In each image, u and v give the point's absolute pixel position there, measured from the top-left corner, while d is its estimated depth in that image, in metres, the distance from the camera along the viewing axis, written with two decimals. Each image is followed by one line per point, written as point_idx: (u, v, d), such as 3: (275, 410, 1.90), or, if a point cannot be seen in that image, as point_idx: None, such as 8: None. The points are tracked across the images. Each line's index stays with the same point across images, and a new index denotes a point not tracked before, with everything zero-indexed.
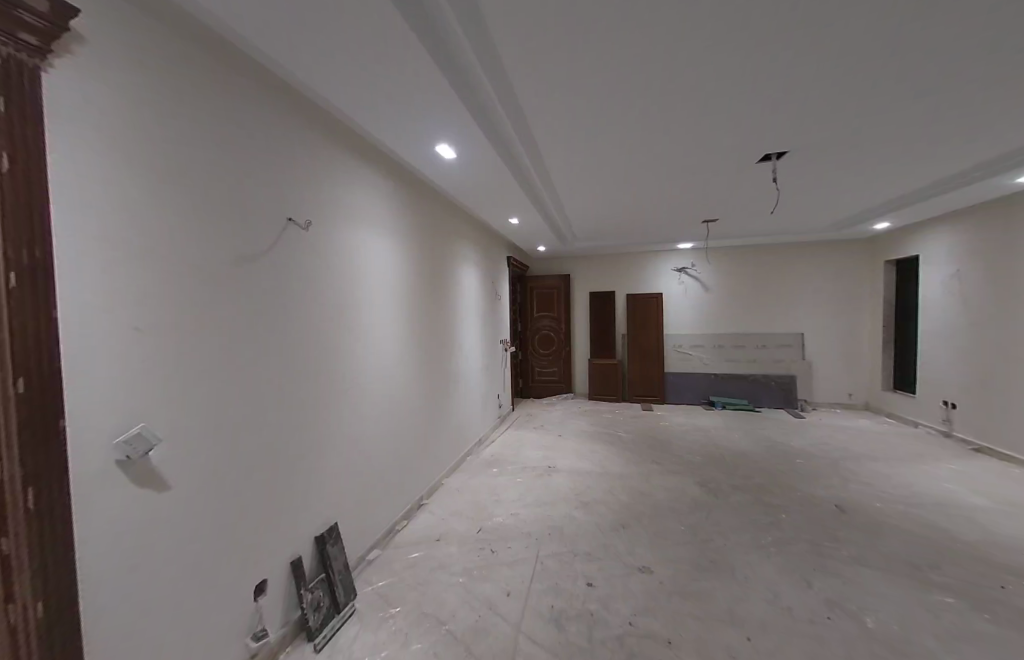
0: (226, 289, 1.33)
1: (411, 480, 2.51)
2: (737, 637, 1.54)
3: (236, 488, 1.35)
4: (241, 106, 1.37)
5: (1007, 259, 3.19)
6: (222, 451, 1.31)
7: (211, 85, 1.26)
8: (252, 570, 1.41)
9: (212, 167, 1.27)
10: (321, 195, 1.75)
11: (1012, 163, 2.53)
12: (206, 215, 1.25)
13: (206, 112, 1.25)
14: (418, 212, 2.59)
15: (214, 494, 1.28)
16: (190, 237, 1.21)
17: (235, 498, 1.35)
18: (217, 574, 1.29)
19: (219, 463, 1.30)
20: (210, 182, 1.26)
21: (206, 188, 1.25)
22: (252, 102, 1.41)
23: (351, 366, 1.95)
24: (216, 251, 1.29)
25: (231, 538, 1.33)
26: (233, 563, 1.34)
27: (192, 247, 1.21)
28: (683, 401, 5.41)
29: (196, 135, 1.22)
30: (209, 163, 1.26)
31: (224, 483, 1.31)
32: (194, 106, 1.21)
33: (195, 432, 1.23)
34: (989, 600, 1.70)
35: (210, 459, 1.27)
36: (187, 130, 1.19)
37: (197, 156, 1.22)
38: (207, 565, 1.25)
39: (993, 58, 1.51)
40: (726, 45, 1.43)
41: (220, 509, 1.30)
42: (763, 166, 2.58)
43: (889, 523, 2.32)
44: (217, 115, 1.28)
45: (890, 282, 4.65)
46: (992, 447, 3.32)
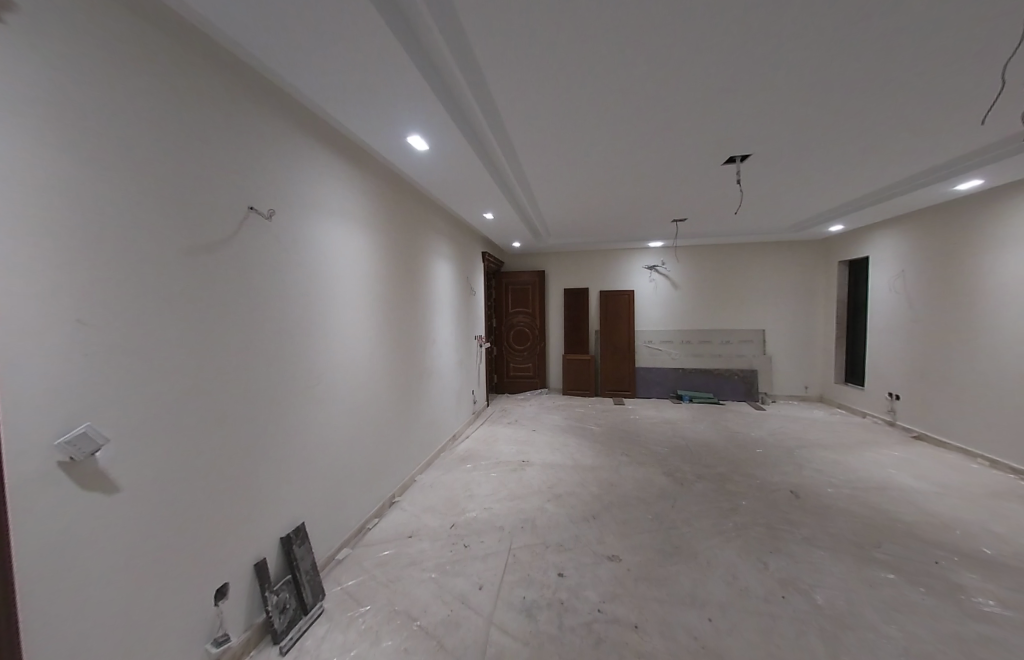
0: (183, 282, 1.26)
1: (382, 478, 2.47)
2: (699, 617, 1.61)
3: (197, 488, 1.31)
4: (200, 89, 1.30)
5: (946, 261, 3.45)
6: (178, 450, 1.25)
7: (166, 66, 1.19)
8: (212, 573, 1.35)
9: (167, 153, 1.21)
10: (284, 183, 1.68)
11: (952, 171, 2.74)
12: (161, 203, 1.19)
13: (159, 92, 1.18)
14: (388, 203, 2.53)
15: (170, 495, 1.22)
16: (143, 225, 1.15)
17: (195, 498, 1.30)
18: (176, 577, 1.23)
19: (177, 462, 1.24)
20: (165, 169, 1.20)
21: (162, 174, 1.19)
22: (211, 85, 1.34)
23: (317, 362, 1.89)
24: (173, 242, 1.23)
25: (189, 541, 1.27)
26: (193, 567, 1.29)
27: (146, 236, 1.15)
28: (653, 395, 5.58)
29: (148, 118, 1.15)
30: (164, 148, 1.20)
31: (184, 483, 1.27)
32: (146, 86, 1.14)
33: (149, 429, 1.17)
34: (925, 574, 1.85)
35: (166, 459, 1.21)
36: (139, 113, 1.13)
37: (151, 141, 1.16)
38: (164, 569, 1.20)
39: (932, 72, 1.62)
40: (692, 49, 1.47)
41: (178, 511, 1.25)
42: (728, 168, 2.69)
43: (837, 506, 2.48)
44: (174, 97, 1.22)
45: (842, 281, 4.95)
46: (930, 434, 3.60)
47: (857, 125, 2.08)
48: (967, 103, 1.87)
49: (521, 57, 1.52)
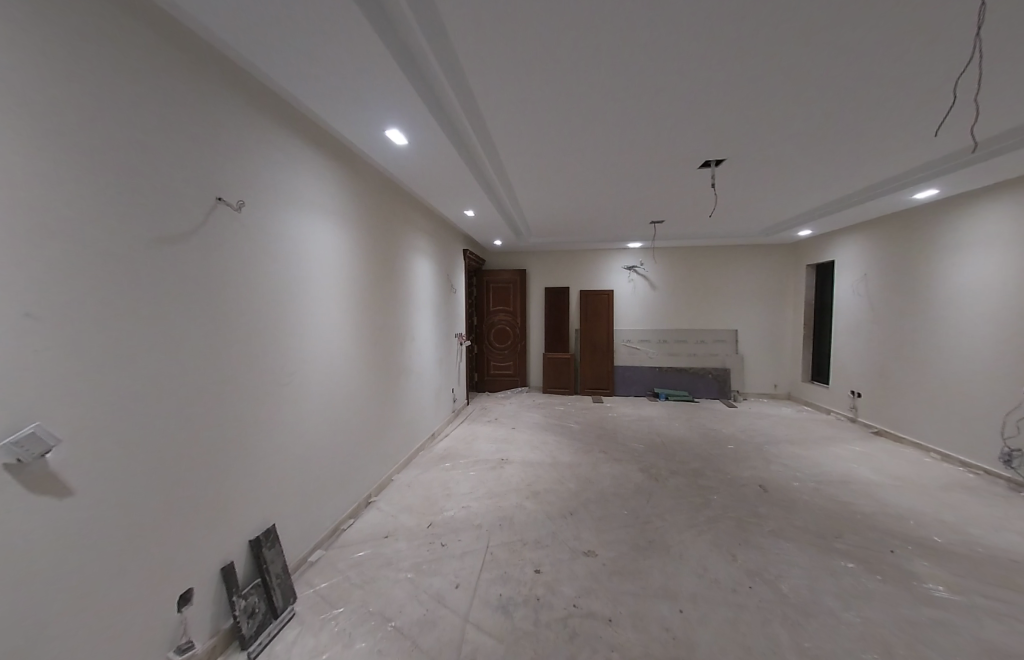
0: (144, 275, 1.21)
1: (357, 477, 2.42)
2: (671, 609, 1.65)
3: (159, 490, 1.25)
4: (163, 73, 1.24)
5: (904, 266, 3.64)
6: (138, 451, 1.19)
7: (126, 48, 1.14)
8: (175, 578, 1.30)
9: (128, 139, 1.15)
10: (254, 173, 1.62)
11: (911, 179, 2.89)
12: (119, 191, 1.13)
13: (119, 75, 1.12)
14: (365, 197, 2.48)
15: (129, 498, 1.16)
16: (101, 215, 1.09)
17: (157, 500, 1.25)
18: (135, 584, 1.18)
19: (138, 464, 1.19)
20: (125, 155, 1.14)
21: (120, 160, 1.13)
22: (176, 68, 1.28)
23: (289, 359, 1.83)
24: (133, 232, 1.17)
25: (149, 546, 1.22)
26: (154, 572, 1.23)
27: (104, 225, 1.10)
28: (631, 393, 5.68)
29: (107, 101, 1.09)
30: (125, 135, 1.14)
31: (145, 486, 1.21)
32: (104, 68, 1.08)
33: (107, 429, 1.11)
34: (882, 563, 1.95)
35: (125, 459, 1.16)
36: (97, 97, 1.07)
37: (110, 126, 1.10)
38: (123, 575, 1.14)
39: (892, 85, 1.70)
40: (670, 53, 1.50)
41: (137, 514, 1.19)
42: (704, 172, 2.76)
43: (801, 499, 2.59)
44: (135, 80, 1.16)
45: (809, 284, 5.16)
46: (889, 430, 3.79)
47: (826, 133, 2.16)
48: (924, 116, 1.97)
49: (502, 54, 1.52)
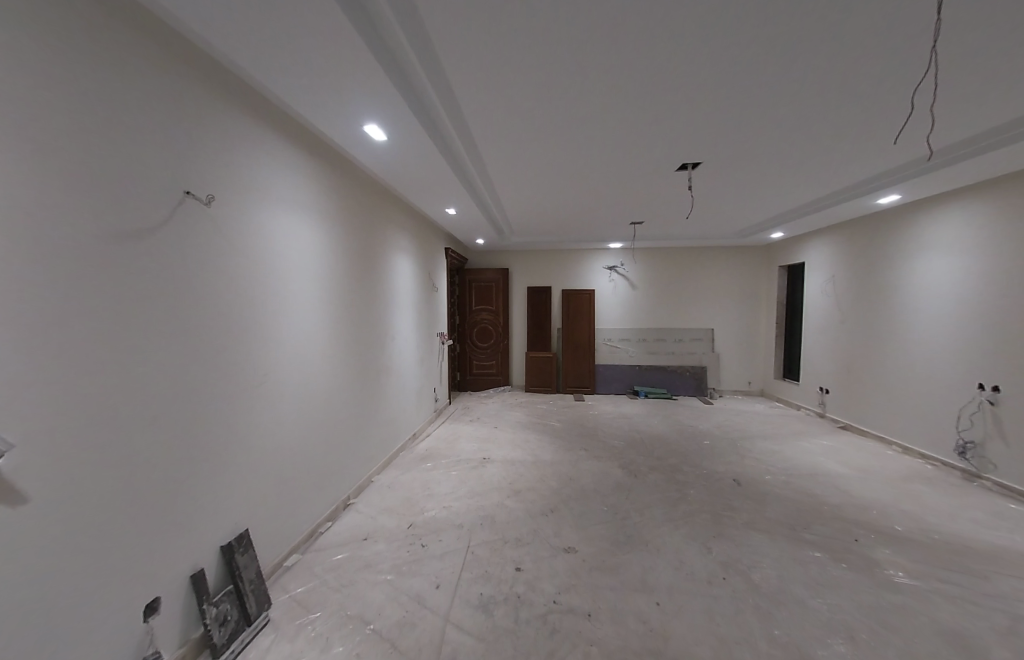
0: (106, 271, 1.15)
1: (335, 479, 2.38)
2: (648, 601, 1.69)
3: (123, 497, 1.20)
4: (126, 62, 1.19)
5: (869, 268, 3.81)
6: (101, 455, 1.14)
7: (89, 35, 1.09)
8: (143, 586, 1.25)
9: (89, 130, 1.10)
10: (226, 166, 1.56)
11: (876, 185, 3.03)
12: (80, 184, 1.08)
13: (80, 61, 1.07)
14: (344, 193, 2.43)
15: (91, 504, 1.11)
16: (59, 209, 1.03)
17: (122, 508, 1.19)
18: (99, 594, 1.13)
19: (98, 470, 1.13)
20: (84, 146, 1.09)
21: (81, 151, 1.08)
22: (141, 57, 1.23)
23: (262, 359, 1.78)
24: (94, 228, 1.12)
25: (113, 555, 1.17)
26: (120, 581, 1.19)
27: (62, 219, 1.04)
28: (612, 392, 5.76)
29: (67, 89, 1.04)
30: (86, 125, 1.09)
31: (108, 493, 1.16)
32: (64, 55, 1.03)
33: (67, 433, 1.06)
34: (847, 551, 2.04)
35: (87, 464, 1.11)
36: (53, 84, 1.01)
37: (70, 115, 1.05)
38: (85, 585, 1.09)
39: (858, 94, 1.78)
40: (649, 57, 1.53)
41: (99, 523, 1.13)
42: (681, 175, 2.82)
43: (772, 492, 2.69)
44: (95, 68, 1.11)
45: (781, 284, 5.35)
46: (854, 424, 3.97)
47: (797, 139, 2.24)
48: (886, 125, 2.07)
49: (483, 53, 1.51)
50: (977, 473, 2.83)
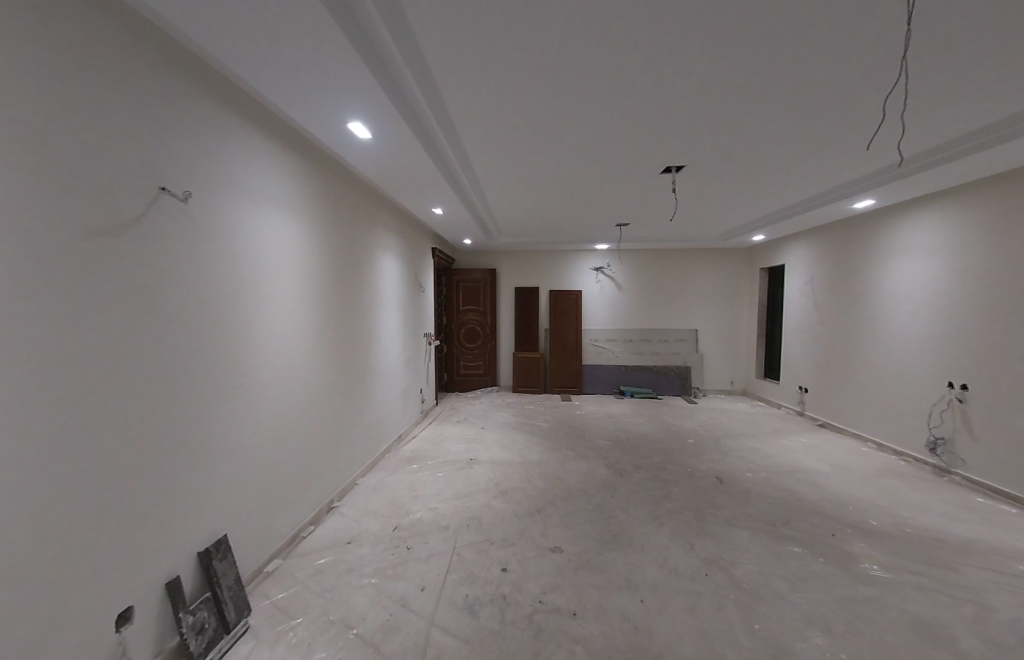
0: (78, 269, 1.11)
1: (319, 482, 2.34)
2: (632, 599, 1.71)
3: (95, 505, 1.15)
4: (97, 53, 1.14)
5: (846, 271, 3.94)
6: (72, 461, 1.10)
7: (60, 25, 1.05)
8: (116, 595, 1.21)
9: (59, 123, 1.06)
10: (203, 162, 1.52)
11: (852, 190, 3.13)
12: (49, 179, 1.04)
13: (51, 52, 1.03)
14: (327, 191, 2.40)
15: (62, 511, 1.07)
16: (27, 205, 0.99)
17: (94, 514, 1.15)
18: (69, 604, 1.09)
19: (69, 475, 1.09)
20: (54, 140, 1.05)
21: (51, 145, 1.04)
22: (114, 49, 1.19)
23: (242, 360, 1.74)
24: (65, 225, 1.08)
25: (85, 563, 1.13)
26: (91, 591, 1.14)
27: (32, 215, 1.00)
28: (599, 391, 5.81)
29: (36, 81, 1.00)
30: (56, 118, 1.05)
31: (80, 501, 1.11)
32: (32, 45, 0.99)
33: (36, 438, 1.02)
34: (825, 546, 2.10)
35: (58, 470, 1.07)
36: (24, 75, 0.97)
37: (39, 107, 1.01)
38: (54, 596, 1.05)
39: (834, 102, 1.84)
40: (634, 62, 1.55)
41: (70, 531, 1.09)
42: (665, 178, 2.86)
43: (753, 489, 2.74)
44: (64, 59, 1.06)
45: (762, 285, 5.47)
46: (832, 422, 4.09)
47: (777, 144, 2.29)
48: (861, 132, 2.14)
49: (469, 53, 1.50)
50: (947, 468, 2.94)
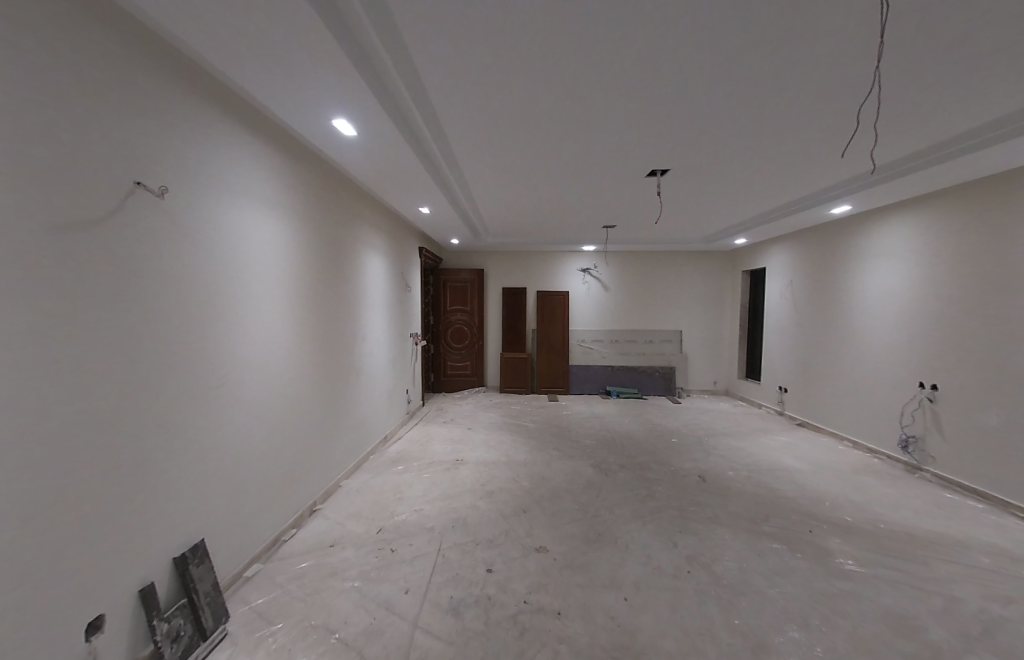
0: (47, 266, 1.07)
1: (300, 484, 2.30)
2: (615, 597, 1.72)
3: (66, 509, 1.11)
4: (71, 42, 1.10)
5: (824, 274, 4.06)
6: (40, 465, 1.05)
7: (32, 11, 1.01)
8: (86, 603, 1.17)
9: (32, 115, 1.02)
10: (181, 157, 1.48)
11: (829, 195, 3.22)
12: (20, 172, 1.00)
13: (21, 39, 0.99)
14: (311, 188, 2.36)
15: (30, 517, 1.03)
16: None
17: (65, 520, 1.11)
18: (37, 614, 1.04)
19: (37, 480, 1.04)
20: (26, 132, 1.01)
21: (23, 136, 1.00)
22: (88, 38, 1.15)
23: (221, 360, 1.70)
24: (35, 219, 1.04)
25: (53, 572, 1.08)
26: (60, 600, 1.10)
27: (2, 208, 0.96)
28: (585, 392, 5.85)
29: (10, 70, 0.97)
30: (28, 110, 1.01)
31: (48, 507, 1.07)
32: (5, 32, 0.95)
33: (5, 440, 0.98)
34: (802, 541, 2.16)
35: (25, 474, 1.02)
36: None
37: (13, 98, 0.98)
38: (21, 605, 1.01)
39: (813, 109, 1.89)
40: (621, 67, 1.57)
41: (37, 539, 1.05)
42: (650, 181, 2.90)
43: (734, 487, 2.80)
44: (37, 47, 1.02)
45: (744, 288, 5.60)
46: (810, 421, 4.21)
47: (758, 149, 2.35)
48: (838, 140, 2.21)
49: (457, 52, 1.50)
50: (918, 466, 3.05)
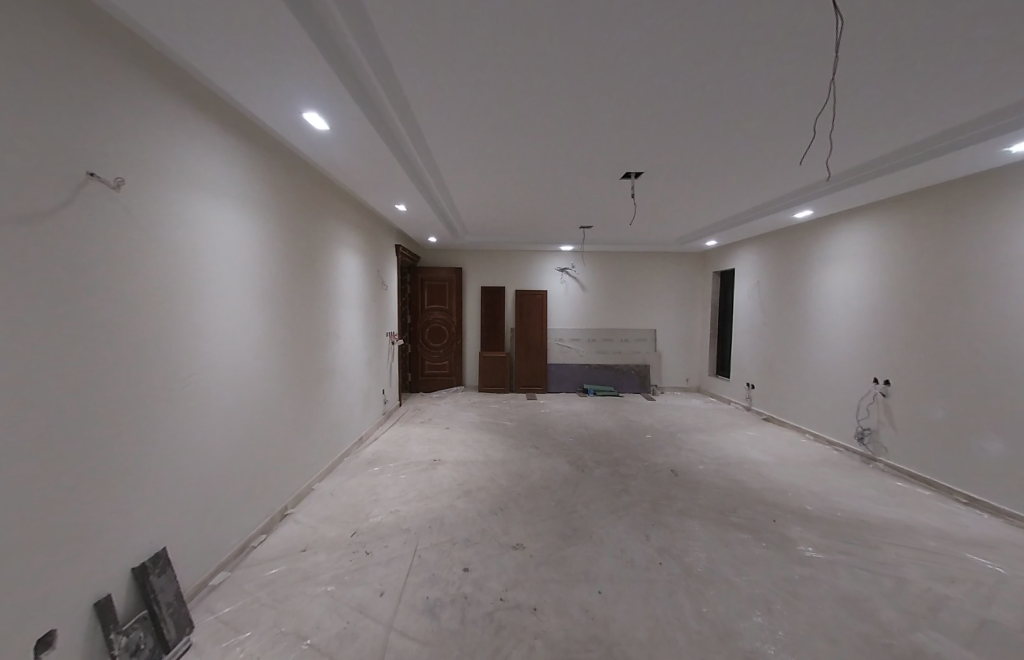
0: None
1: (270, 488, 2.23)
2: (589, 590, 1.76)
3: (15, 520, 1.04)
4: (20, 22, 1.03)
5: (788, 275, 4.25)
6: None
7: None
8: (35, 620, 1.10)
9: None
10: (139, 148, 1.41)
11: (792, 200, 3.38)
12: None
13: None
14: (280, 183, 2.29)
15: None
16: None
17: (14, 530, 1.04)
18: None
19: None
20: None
21: None
22: (39, 22, 1.08)
23: (185, 361, 1.63)
24: None
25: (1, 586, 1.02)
26: (8, 617, 1.03)
27: None
28: (563, 390, 5.92)
29: None
30: None
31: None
32: None
33: None
34: (766, 530, 2.26)
35: None
36: None
37: None
38: None
39: (778, 118, 1.98)
40: (596, 70, 1.60)
41: None
42: (625, 183, 2.96)
43: (703, 480, 2.91)
44: None
45: (715, 288, 5.80)
46: (775, 416, 4.41)
47: (727, 154, 2.44)
48: (799, 148, 2.33)
49: (433, 51, 1.48)
50: (872, 456, 3.25)
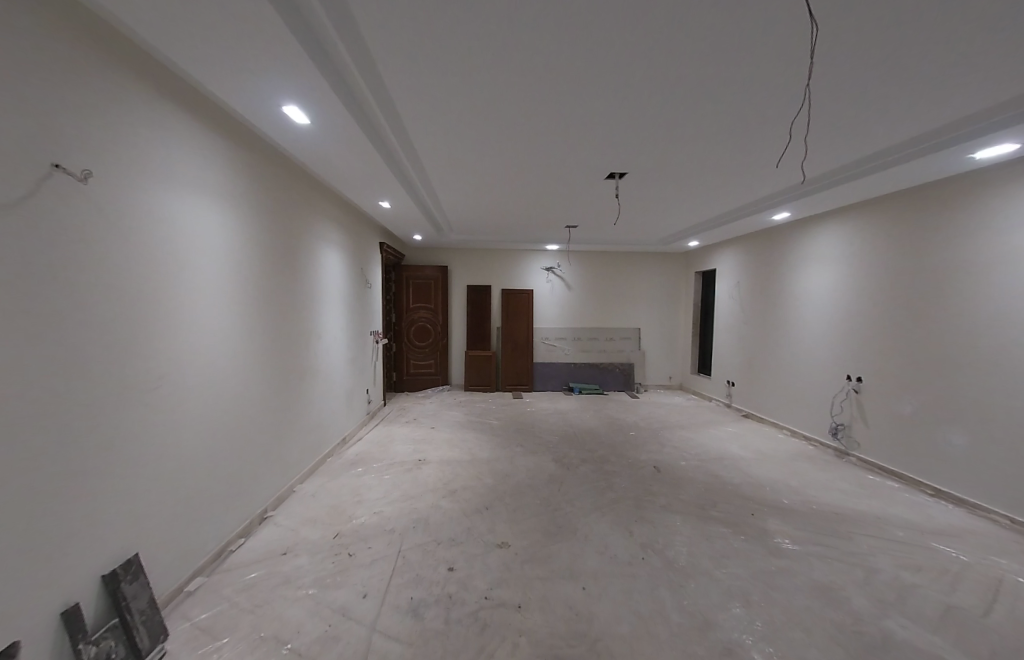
0: None
1: (249, 491, 2.18)
2: (573, 587, 1.78)
3: None
4: None
5: (767, 275, 4.36)
6: None
7: None
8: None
9: None
10: (108, 139, 1.35)
11: (771, 203, 3.47)
12: None
13: None
14: (259, 178, 2.23)
15: None
16: None
17: None
18: None
19: None
20: None
21: None
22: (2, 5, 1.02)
23: (158, 360, 1.58)
24: None
25: None
26: None
27: None
28: (549, 388, 5.95)
29: None
30: None
31: None
32: None
33: None
34: (746, 524, 2.32)
35: None
36: None
37: None
38: None
39: (759, 122, 2.02)
40: (582, 71, 1.60)
41: None
42: (610, 183, 2.99)
43: (684, 476, 2.96)
44: None
45: (697, 287, 5.91)
46: (754, 412, 4.53)
47: (710, 156, 2.49)
48: (778, 151, 2.39)
49: (418, 47, 1.46)
50: (846, 451, 3.36)
